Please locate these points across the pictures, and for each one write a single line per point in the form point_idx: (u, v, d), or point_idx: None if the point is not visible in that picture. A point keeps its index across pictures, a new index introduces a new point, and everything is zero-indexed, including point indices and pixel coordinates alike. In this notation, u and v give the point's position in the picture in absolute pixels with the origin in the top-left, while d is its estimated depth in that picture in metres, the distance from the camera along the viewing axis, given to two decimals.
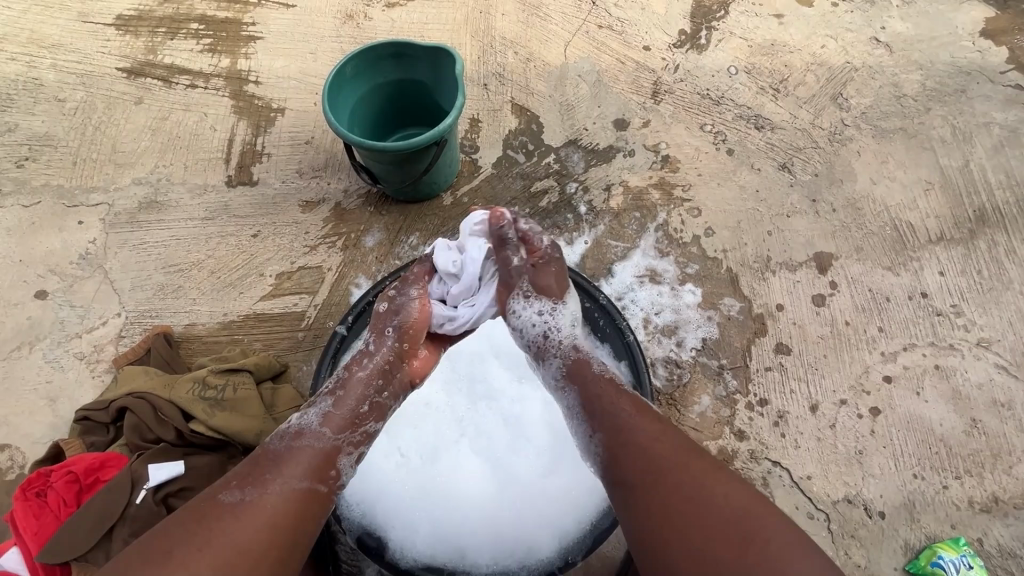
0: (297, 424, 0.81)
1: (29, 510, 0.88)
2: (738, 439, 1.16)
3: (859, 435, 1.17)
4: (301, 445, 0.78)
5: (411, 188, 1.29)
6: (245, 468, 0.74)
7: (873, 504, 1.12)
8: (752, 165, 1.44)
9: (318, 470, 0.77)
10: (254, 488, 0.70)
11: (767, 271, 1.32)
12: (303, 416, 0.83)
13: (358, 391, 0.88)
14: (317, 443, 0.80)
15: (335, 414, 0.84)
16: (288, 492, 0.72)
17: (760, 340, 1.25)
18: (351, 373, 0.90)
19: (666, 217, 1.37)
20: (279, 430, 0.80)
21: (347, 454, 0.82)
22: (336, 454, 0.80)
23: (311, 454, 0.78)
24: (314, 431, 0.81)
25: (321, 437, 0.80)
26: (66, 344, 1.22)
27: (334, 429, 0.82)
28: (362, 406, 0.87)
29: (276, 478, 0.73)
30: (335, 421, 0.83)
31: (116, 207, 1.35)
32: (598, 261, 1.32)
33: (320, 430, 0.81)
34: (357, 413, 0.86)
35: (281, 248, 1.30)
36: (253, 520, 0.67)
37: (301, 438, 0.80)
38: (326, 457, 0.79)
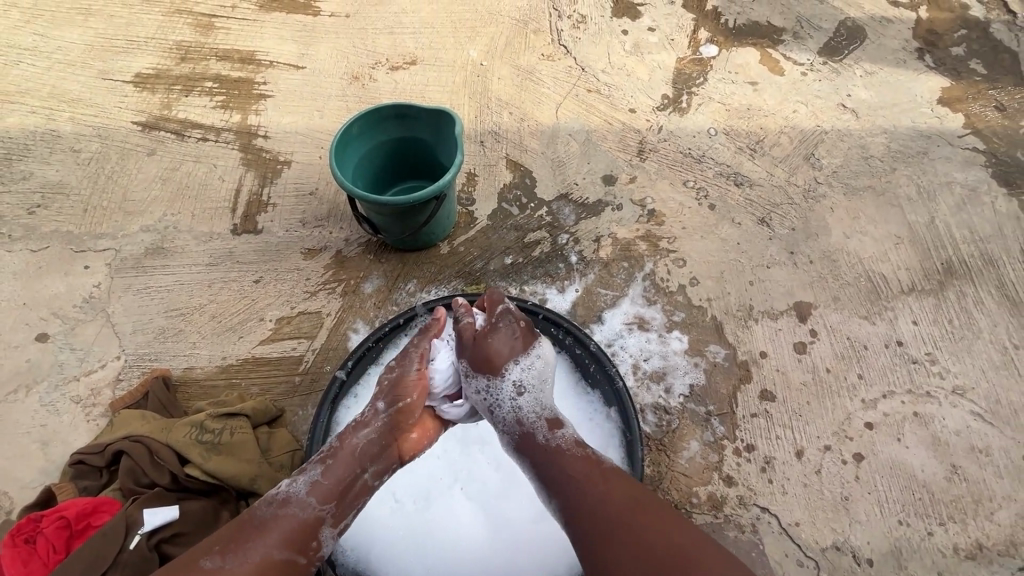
0: (285, 491, 0.81)
1: (18, 557, 0.88)
2: (727, 485, 1.18)
3: (845, 481, 1.19)
4: (285, 514, 0.79)
5: (411, 238, 1.35)
6: (228, 531, 0.76)
7: (862, 551, 1.13)
8: (733, 219, 1.53)
9: (299, 542, 0.78)
10: (234, 556, 0.72)
11: (749, 319, 1.38)
12: (293, 482, 0.82)
13: (349, 460, 0.86)
14: (301, 513, 0.80)
15: (323, 483, 0.83)
16: (268, 566, 0.74)
17: (745, 386, 1.29)
18: (346, 441, 0.88)
19: (653, 267, 1.44)
20: (267, 496, 0.81)
21: (330, 527, 0.82)
22: (317, 526, 0.80)
23: (294, 524, 0.78)
24: (301, 499, 0.81)
25: (305, 508, 0.80)
26: (63, 387, 1.23)
27: (320, 499, 0.82)
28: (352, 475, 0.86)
29: (257, 551, 0.74)
30: (323, 491, 0.82)
31: (123, 252, 1.39)
32: (589, 308, 1.38)
33: (306, 499, 0.81)
34: (349, 482, 0.85)
35: (282, 294, 1.35)
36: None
37: (287, 507, 0.80)
38: (310, 528, 0.80)
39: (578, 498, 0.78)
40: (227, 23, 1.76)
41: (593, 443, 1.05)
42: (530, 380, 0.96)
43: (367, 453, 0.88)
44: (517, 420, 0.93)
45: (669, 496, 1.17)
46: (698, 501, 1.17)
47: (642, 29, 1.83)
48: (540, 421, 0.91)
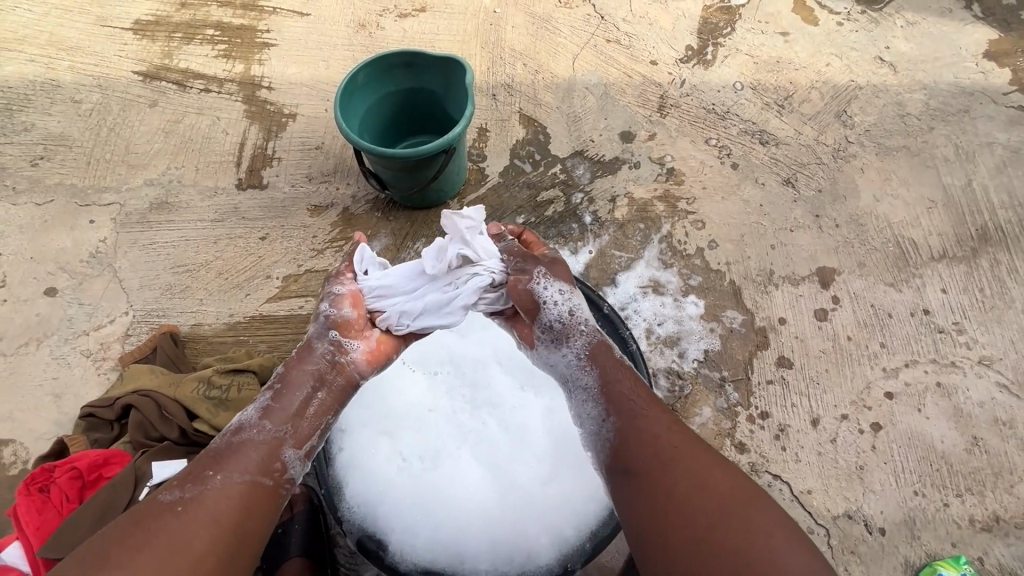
0: (237, 421, 0.79)
1: (32, 505, 0.88)
2: (739, 452, 1.16)
3: (860, 450, 1.16)
4: (241, 441, 0.76)
5: (419, 195, 1.30)
6: (187, 469, 0.73)
7: (874, 520, 1.10)
8: (756, 180, 1.46)
9: (260, 464, 0.75)
10: (193, 486, 0.69)
11: (769, 284, 1.33)
12: (245, 413, 0.80)
13: (301, 383, 0.83)
14: (258, 438, 0.77)
15: (276, 407, 0.80)
16: (230, 487, 0.71)
17: (762, 353, 1.25)
18: (292, 365, 0.85)
19: (670, 229, 1.39)
20: (222, 430, 0.78)
21: (292, 448, 0.79)
22: (278, 447, 0.77)
23: (251, 448, 0.75)
24: (254, 424, 0.78)
25: (261, 431, 0.77)
26: (73, 341, 1.23)
27: (275, 421, 0.79)
28: (307, 394, 0.83)
29: (216, 474, 0.71)
30: (277, 414, 0.80)
31: (128, 207, 1.36)
32: (602, 270, 1.33)
33: (261, 424, 0.78)
34: (303, 403, 0.82)
35: (288, 251, 1.32)
36: (193, 517, 0.66)
37: (242, 433, 0.77)
38: (269, 451, 0.76)
39: (633, 423, 0.77)
40: None
41: None
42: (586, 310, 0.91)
43: (318, 375, 0.85)
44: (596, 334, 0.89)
45: None
46: None
47: None
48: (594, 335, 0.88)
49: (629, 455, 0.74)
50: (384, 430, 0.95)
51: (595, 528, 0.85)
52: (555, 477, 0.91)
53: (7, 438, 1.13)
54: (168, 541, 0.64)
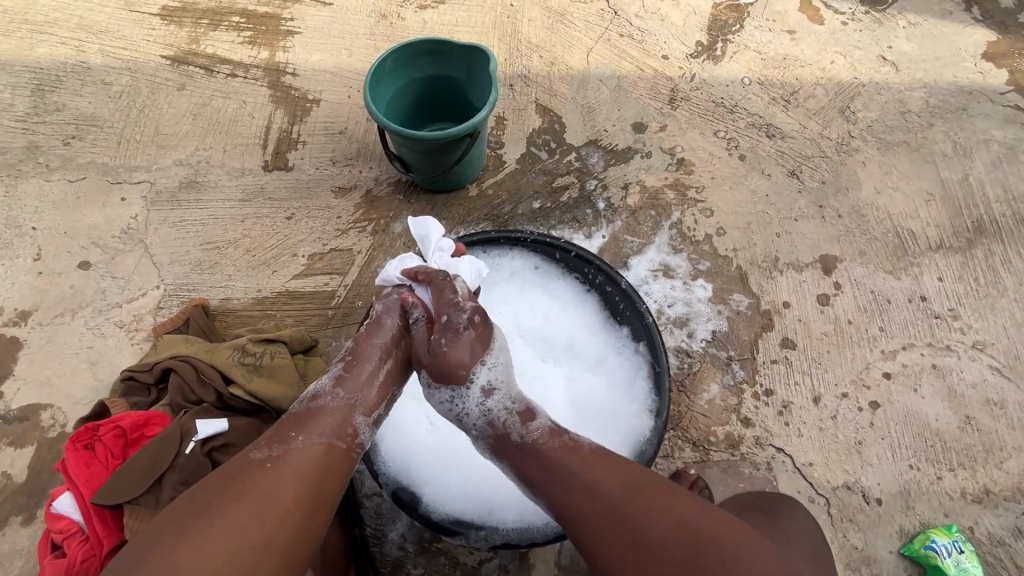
0: (313, 389, 0.85)
1: (81, 459, 0.94)
2: (744, 426, 1.22)
3: (859, 427, 1.23)
4: (318, 406, 0.82)
5: (442, 178, 1.35)
6: (271, 429, 0.79)
7: (871, 490, 1.16)
8: (763, 171, 1.51)
9: (335, 427, 0.80)
10: (278, 445, 0.75)
11: (774, 270, 1.39)
12: (319, 383, 0.87)
13: (369, 357, 0.90)
14: (332, 403, 0.83)
15: (348, 376, 0.87)
16: (309, 449, 0.76)
17: (767, 334, 1.31)
18: (360, 341, 0.92)
19: (680, 216, 1.44)
20: (299, 396, 0.85)
21: (362, 414, 0.84)
22: (350, 413, 0.83)
23: (327, 413, 0.81)
24: (329, 393, 0.84)
25: (335, 398, 0.83)
26: (107, 312, 1.28)
27: (348, 389, 0.85)
28: (375, 365, 0.89)
29: (297, 436, 0.77)
30: (348, 383, 0.86)
31: (158, 185, 1.41)
32: (615, 254, 1.39)
33: (335, 391, 0.85)
34: (371, 374, 0.88)
35: (313, 231, 1.37)
36: (280, 474, 0.72)
37: (318, 400, 0.83)
38: (344, 416, 0.82)
39: (571, 480, 0.76)
40: None
41: (622, 375, 1.06)
42: (499, 379, 0.90)
43: (384, 351, 0.91)
44: (485, 419, 0.86)
45: (687, 434, 1.21)
46: (716, 439, 1.20)
47: None
48: (512, 417, 0.85)
49: (578, 508, 0.74)
50: (414, 395, 1.01)
51: None
52: None
53: (45, 403, 1.18)
54: (258, 496, 0.69)
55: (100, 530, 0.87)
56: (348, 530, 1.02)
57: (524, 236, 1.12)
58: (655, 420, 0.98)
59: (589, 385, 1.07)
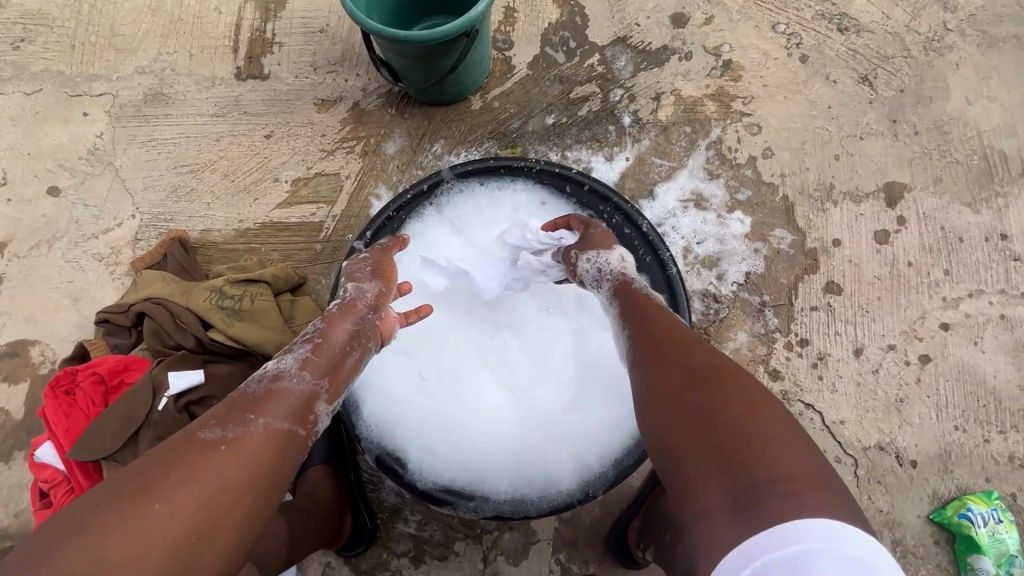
0: (272, 367, 0.65)
1: (60, 408, 0.90)
2: (772, 379, 1.10)
3: (903, 383, 1.10)
4: (279, 388, 0.63)
5: (437, 88, 1.15)
6: (221, 409, 0.59)
7: (906, 452, 1.06)
8: (827, 76, 1.25)
9: (299, 411, 0.62)
10: (236, 425, 0.57)
11: (827, 201, 1.19)
12: (280, 359, 0.67)
13: (341, 338, 0.71)
14: (297, 386, 0.64)
15: (316, 357, 0.67)
16: (272, 434, 0.59)
17: (810, 277, 1.15)
18: (332, 323, 0.72)
19: (721, 134, 1.22)
20: (254, 373, 0.64)
21: (328, 402, 0.66)
22: (315, 400, 0.64)
23: (291, 397, 0.63)
24: (293, 372, 0.65)
25: (301, 380, 0.65)
26: (84, 244, 1.19)
27: (316, 371, 0.66)
28: (347, 348, 0.70)
29: (258, 418, 0.59)
30: (317, 363, 0.67)
31: (121, 98, 1.25)
32: (640, 180, 1.20)
33: (300, 372, 0.65)
34: (342, 356, 0.69)
35: (296, 152, 1.21)
36: (244, 454, 0.56)
37: (279, 380, 0.64)
38: (308, 403, 0.64)
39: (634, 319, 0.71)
40: None
41: None
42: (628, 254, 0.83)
43: (357, 334, 0.72)
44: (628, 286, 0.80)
45: None
46: None
47: None
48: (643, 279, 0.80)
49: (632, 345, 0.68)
50: (402, 349, 0.90)
51: (618, 456, 0.82)
52: (578, 405, 0.87)
53: (32, 339, 1.14)
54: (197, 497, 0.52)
55: (83, 483, 0.86)
56: (336, 476, 0.97)
57: (530, 164, 0.95)
58: None
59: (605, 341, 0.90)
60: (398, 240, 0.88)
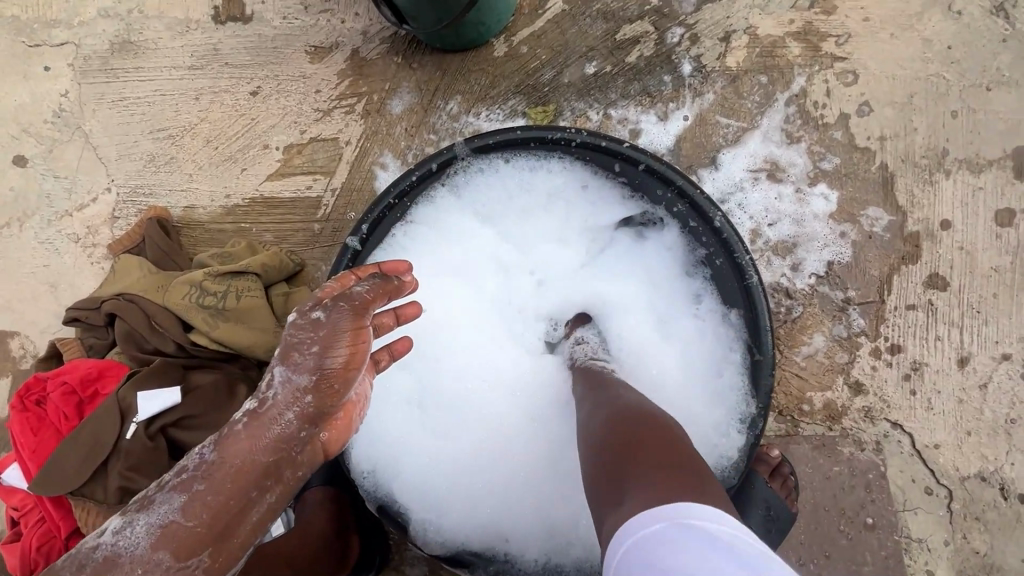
0: (129, 526, 0.53)
1: (27, 424, 0.79)
2: (854, 394, 0.91)
3: (1016, 400, 0.90)
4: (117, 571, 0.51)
5: (451, 31, 0.93)
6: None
7: (1014, 484, 0.88)
8: (951, 5, 0.97)
9: None
10: None
11: (937, 171, 0.95)
12: (143, 515, 0.53)
13: (228, 486, 0.54)
14: (141, 573, 0.51)
15: (179, 525, 0.52)
16: None
17: (908, 268, 0.93)
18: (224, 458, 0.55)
19: (805, 84, 0.97)
20: (105, 530, 0.53)
21: (205, 563, 0.53)
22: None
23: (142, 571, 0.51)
24: (145, 545, 0.52)
25: (153, 551, 0.52)
26: (57, 223, 1.05)
27: (174, 549, 0.52)
28: (246, 493, 0.54)
29: None
30: (182, 532, 0.52)
31: (84, 48, 1.06)
32: (699, 146, 0.97)
33: (153, 549, 0.52)
34: (230, 512, 0.54)
35: (287, 112, 1.03)
36: None
37: (123, 555, 0.51)
38: None
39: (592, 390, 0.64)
40: None
41: (702, 355, 0.73)
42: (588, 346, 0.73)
43: (262, 470, 0.55)
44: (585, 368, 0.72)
45: (772, 400, 0.92)
46: (810, 409, 0.91)
47: None
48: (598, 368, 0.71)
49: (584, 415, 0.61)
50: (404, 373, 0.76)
51: None
52: None
53: (10, 330, 1.03)
54: None
55: (55, 513, 0.76)
56: (338, 498, 0.85)
57: (569, 135, 0.73)
58: (747, 427, 0.69)
59: (655, 363, 0.74)
60: (382, 289, 0.59)
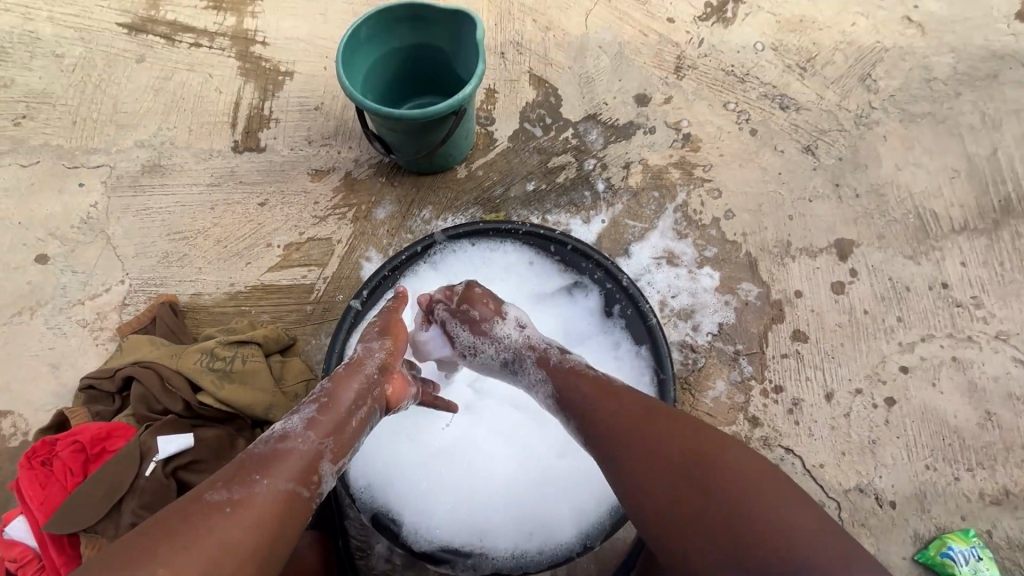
0: (279, 428, 0.67)
1: (36, 480, 0.87)
2: (752, 426, 1.14)
3: (874, 424, 1.15)
4: (286, 448, 0.64)
5: (426, 160, 1.24)
6: (227, 470, 0.61)
7: (885, 493, 1.10)
8: (775, 147, 1.40)
9: (303, 472, 0.63)
10: (238, 488, 0.59)
11: (786, 256, 1.29)
12: (287, 420, 0.69)
13: (349, 393, 0.73)
14: (302, 446, 0.65)
15: (322, 417, 0.69)
16: (275, 496, 0.60)
17: (777, 326, 1.23)
18: (338, 380, 0.75)
19: (686, 197, 1.34)
20: (260, 435, 0.66)
21: (331, 462, 0.66)
22: (319, 460, 0.65)
23: (294, 458, 0.64)
24: (299, 433, 0.67)
25: (305, 441, 0.66)
26: (67, 311, 1.18)
27: (321, 431, 0.67)
28: (356, 405, 0.72)
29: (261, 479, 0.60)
30: (323, 424, 0.68)
31: (118, 170, 1.30)
32: (615, 241, 1.29)
33: (306, 432, 0.67)
34: (348, 416, 0.71)
35: (289, 218, 1.27)
36: (245, 518, 0.57)
37: (285, 441, 0.65)
38: (313, 464, 0.65)
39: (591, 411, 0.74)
40: None
41: (622, 380, 0.98)
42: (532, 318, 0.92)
43: (365, 392, 0.74)
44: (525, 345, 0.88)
45: None
46: None
47: None
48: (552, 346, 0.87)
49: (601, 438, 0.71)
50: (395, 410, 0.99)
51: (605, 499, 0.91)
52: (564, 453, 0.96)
53: (5, 409, 1.11)
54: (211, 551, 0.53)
55: (57, 559, 0.84)
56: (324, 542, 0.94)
57: (516, 226, 1.02)
58: None
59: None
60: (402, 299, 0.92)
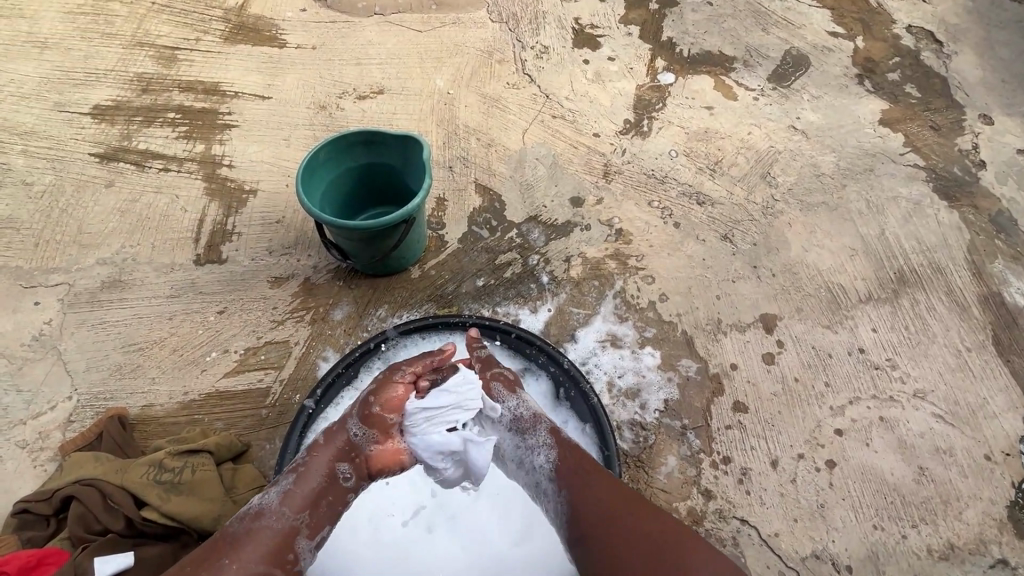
0: (256, 505, 0.85)
1: None
2: (706, 499, 1.19)
3: (819, 488, 1.21)
4: (259, 527, 0.82)
5: (381, 263, 1.34)
6: (202, 553, 0.78)
7: (840, 558, 1.15)
8: (697, 237, 1.57)
9: (275, 552, 0.81)
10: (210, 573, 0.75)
11: (718, 332, 1.41)
12: (264, 497, 0.86)
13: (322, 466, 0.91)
14: (275, 524, 0.83)
15: (295, 493, 0.87)
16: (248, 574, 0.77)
17: (718, 399, 1.31)
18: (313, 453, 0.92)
19: (623, 284, 1.46)
20: (240, 512, 0.84)
21: (305, 537, 0.86)
22: (291, 536, 0.84)
23: (268, 537, 0.82)
24: (274, 510, 0.85)
25: (279, 518, 0.84)
26: (8, 432, 1.16)
27: (292, 509, 0.85)
28: (327, 477, 0.90)
29: (234, 560, 0.77)
30: (295, 501, 0.86)
31: (76, 287, 1.33)
32: (562, 327, 1.38)
33: (279, 510, 0.85)
34: (319, 490, 0.89)
35: (247, 324, 1.31)
36: None
37: (260, 519, 0.83)
38: (286, 539, 0.83)
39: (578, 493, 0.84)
40: (190, 55, 1.75)
41: None
42: None
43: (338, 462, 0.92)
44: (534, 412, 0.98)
45: None
46: (679, 516, 1.17)
47: (603, 58, 1.86)
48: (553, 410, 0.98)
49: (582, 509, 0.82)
50: (362, 515, 1.08)
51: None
52: (522, 538, 1.06)
53: None
54: None
55: None
56: None
57: (463, 319, 1.16)
58: None
59: None
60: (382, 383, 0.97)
